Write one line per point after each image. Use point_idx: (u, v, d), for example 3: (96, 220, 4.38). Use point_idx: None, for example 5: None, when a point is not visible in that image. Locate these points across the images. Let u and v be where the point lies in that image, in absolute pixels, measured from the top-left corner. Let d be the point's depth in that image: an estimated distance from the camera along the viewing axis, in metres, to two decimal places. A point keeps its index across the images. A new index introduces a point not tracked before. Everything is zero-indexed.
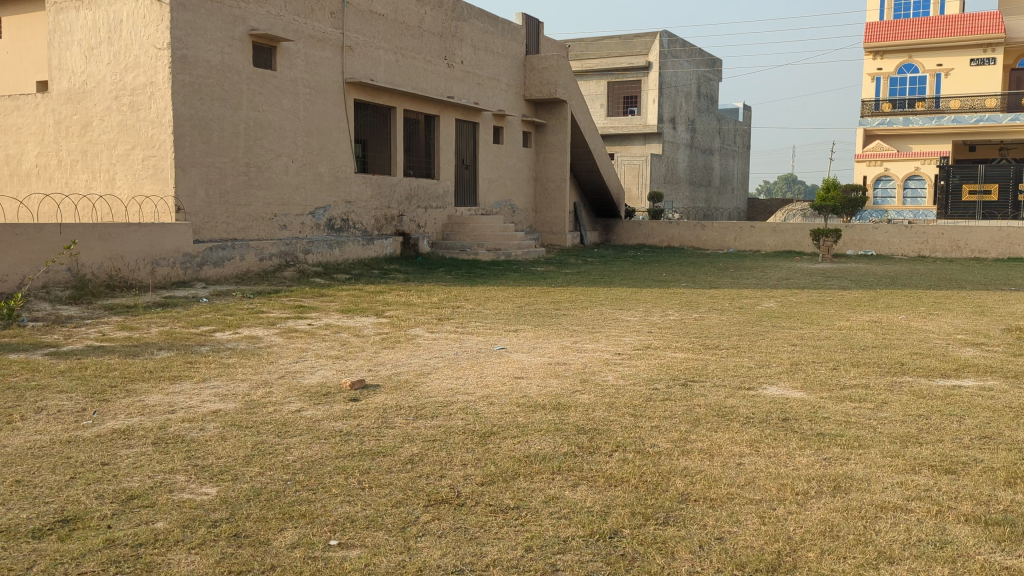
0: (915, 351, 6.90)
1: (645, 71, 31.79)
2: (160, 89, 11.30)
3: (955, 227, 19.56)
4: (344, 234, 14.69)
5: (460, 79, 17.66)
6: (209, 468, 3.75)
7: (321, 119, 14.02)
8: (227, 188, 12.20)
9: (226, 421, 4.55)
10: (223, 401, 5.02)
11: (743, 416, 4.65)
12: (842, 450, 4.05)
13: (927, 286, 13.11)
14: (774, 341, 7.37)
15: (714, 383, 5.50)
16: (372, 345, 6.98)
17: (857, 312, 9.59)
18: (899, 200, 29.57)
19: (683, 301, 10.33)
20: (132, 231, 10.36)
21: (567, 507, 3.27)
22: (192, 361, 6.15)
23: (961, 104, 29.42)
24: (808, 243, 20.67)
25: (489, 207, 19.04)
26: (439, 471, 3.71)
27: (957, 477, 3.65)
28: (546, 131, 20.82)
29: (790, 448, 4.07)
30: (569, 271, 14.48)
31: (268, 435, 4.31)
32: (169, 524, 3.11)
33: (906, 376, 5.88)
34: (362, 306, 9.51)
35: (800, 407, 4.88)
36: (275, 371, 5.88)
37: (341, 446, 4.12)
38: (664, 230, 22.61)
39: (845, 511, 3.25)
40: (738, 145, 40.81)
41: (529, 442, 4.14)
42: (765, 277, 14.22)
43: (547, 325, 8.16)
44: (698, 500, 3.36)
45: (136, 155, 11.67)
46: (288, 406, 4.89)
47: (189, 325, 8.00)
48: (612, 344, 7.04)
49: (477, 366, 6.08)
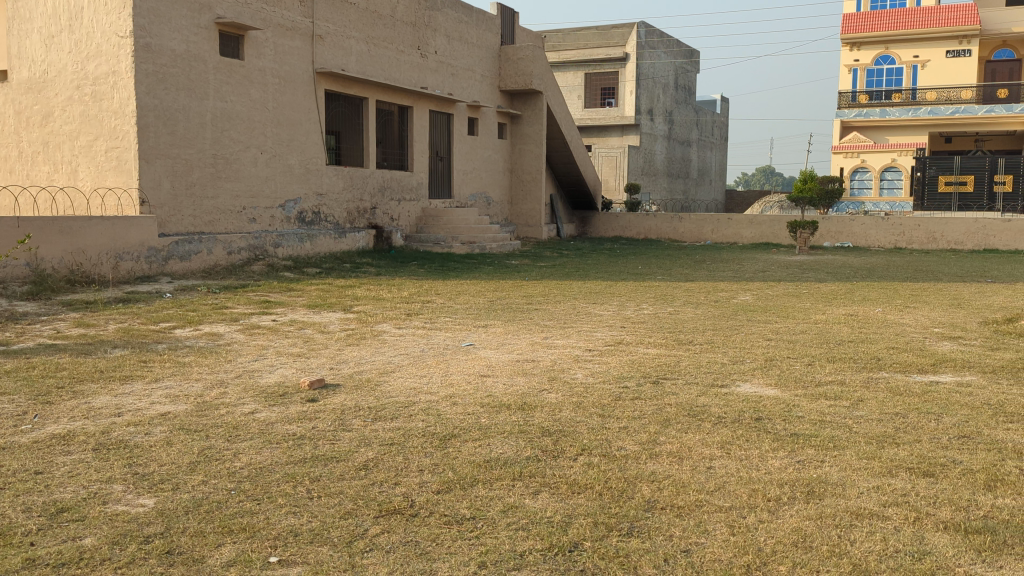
0: (891, 345, 6.79)
1: (623, 63, 31.64)
2: (122, 78, 10.96)
3: (931, 219, 19.59)
4: (315, 227, 14.42)
5: (434, 70, 17.40)
6: (149, 477, 3.53)
7: (290, 109, 13.73)
8: (193, 180, 11.89)
9: (175, 425, 4.33)
10: (174, 403, 4.78)
11: (714, 416, 4.50)
12: (816, 451, 3.90)
13: (903, 278, 13.09)
14: (749, 336, 7.23)
15: (686, 380, 5.35)
16: (336, 342, 6.76)
17: (833, 305, 9.50)
18: (876, 191, 29.60)
19: (658, 295, 10.18)
20: (93, 224, 10.04)
21: (527, 517, 3.09)
22: (146, 360, 5.90)
23: (937, 95, 29.58)
24: (785, 235, 20.66)
25: (464, 199, 18.81)
26: (394, 478, 3.51)
27: (935, 480, 3.51)
28: (521, 122, 20.60)
29: (761, 450, 3.92)
30: (544, 264, 14.30)
31: (216, 440, 4.09)
32: (99, 540, 2.90)
33: (882, 371, 5.75)
34: (330, 301, 9.28)
35: (774, 406, 4.73)
36: (232, 370, 5.64)
37: (293, 451, 3.91)
38: (641, 223, 22.49)
39: (819, 519, 3.10)
40: (716, 137, 40.79)
41: (491, 445, 3.95)
42: (742, 269, 14.11)
43: (518, 320, 7.98)
44: (665, 508, 3.19)
45: (98, 146, 11.34)
46: (242, 408, 4.66)
47: (149, 322, 7.73)
48: (583, 340, 6.87)
49: (442, 363, 5.89)
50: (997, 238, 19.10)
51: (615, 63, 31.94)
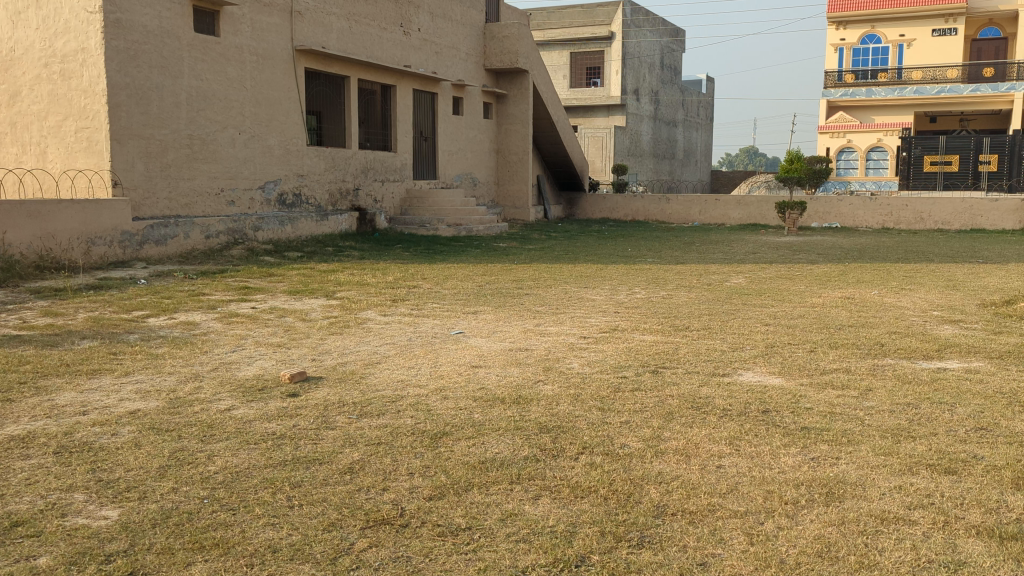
0: (893, 329, 6.58)
1: (608, 42, 31.26)
2: (92, 56, 10.54)
3: (919, 198, 19.45)
4: (296, 210, 14.08)
5: (417, 47, 16.99)
6: (114, 485, 3.26)
7: (269, 89, 13.33)
8: (168, 161, 11.51)
9: (144, 424, 4.04)
10: (145, 399, 4.49)
11: (719, 408, 4.26)
12: (830, 447, 3.66)
13: (896, 259, 12.91)
14: (746, 320, 7.02)
15: (686, 369, 5.12)
16: (318, 331, 6.46)
17: (828, 288, 9.29)
18: (862, 170, 29.70)
19: (650, 278, 9.94)
20: (64, 208, 9.67)
21: (527, 527, 2.84)
22: (116, 352, 5.59)
23: (923, 74, 29.34)
24: (773, 216, 20.51)
25: (448, 179, 18.46)
26: (381, 483, 3.25)
27: (960, 479, 3.27)
28: (506, 102, 20.23)
29: (773, 445, 3.68)
30: (531, 247, 14.03)
31: (189, 441, 3.80)
32: (54, 559, 2.62)
33: (887, 358, 5.53)
34: (312, 287, 8.98)
35: (781, 396, 4.50)
36: (207, 362, 5.35)
37: (271, 454, 3.63)
38: (628, 204, 22.24)
39: (842, 524, 2.86)
40: (701, 117, 40.55)
41: (486, 444, 3.70)
42: (732, 251, 13.90)
43: (507, 305, 7.71)
44: (676, 514, 2.94)
45: (69, 126, 10.92)
46: (218, 405, 4.37)
47: (121, 310, 7.41)
48: (576, 327, 6.61)
49: (431, 353, 5.61)
50: (983, 218, 19.03)
51: (601, 42, 31.55)
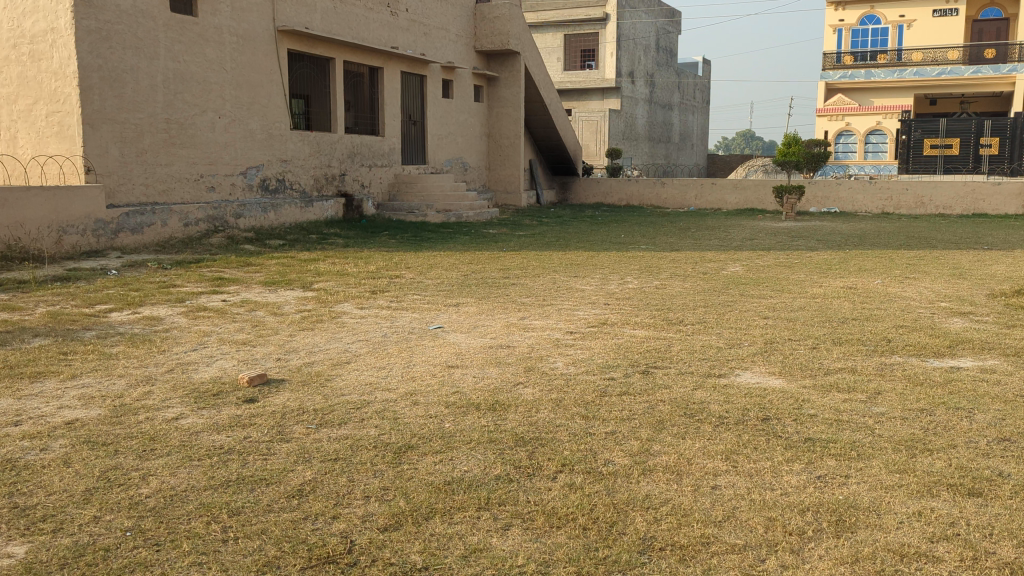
0: (900, 323, 6.19)
1: (603, 23, 30.71)
2: (62, 36, 10.09)
3: (919, 182, 19.05)
4: (279, 196, 13.65)
5: (405, 29, 16.51)
6: (29, 514, 2.87)
7: (250, 71, 12.86)
8: (145, 146, 11.06)
9: (79, 437, 3.64)
10: (86, 407, 4.09)
11: (715, 416, 3.88)
12: (839, 463, 3.29)
13: (898, 246, 12.56)
14: (743, 313, 6.65)
15: (679, 369, 4.74)
16: (288, 326, 6.07)
17: (828, 277, 8.89)
18: (860, 154, 29.26)
19: (643, 267, 9.54)
20: (33, 195, 9.23)
21: (493, 567, 2.47)
22: (66, 352, 5.17)
23: (923, 56, 28.98)
24: (770, 200, 20.14)
25: (438, 164, 18.01)
26: (332, 510, 2.87)
27: (987, 503, 2.91)
28: (498, 85, 19.76)
29: (775, 461, 3.30)
30: (522, 233, 13.65)
31: (125, 457, 3.41)
32: None
33: (895, 356, 5.14)
34: (289, 277, 8.57)
35: (781, 401, 4.13)
36: (163, 364, 4.95)
37: (214, 472, 3.24)
38: (622, 189, 21.80)
39: (855, 562, 2.49)
40: (698, 100, 40.02)
41: (455, 460, 3.32)
42: (729, 237, 13.48)
43: (491, 297, 7.31)
44: (665, 550, 2.57)
45: (39, 110, 10.47)
46: (165, 413, 3.98)
47: (83, 304, 6.99)
48: (563, 320, 6.23)
49: (405, 352, 5.22)
50: (985, 202, 18.64)
51: (595, 23, 30.97)
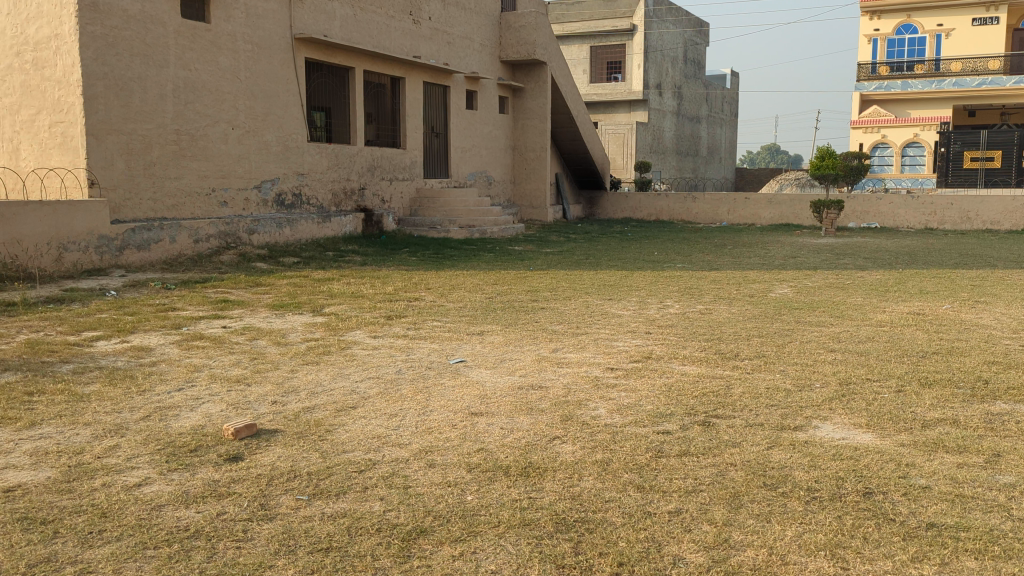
0: (990, 359, 5.37)
1: (630, 34, 30.03)
2: (66, 42, 9.52)
3: (965, 197, 18.10)
4: (296, 211, 13.03)
5: (427, 37, 15.89)
6: None
7: (265, 80, 12.26)
8: (153, 159, 10.46)
9: (14, 513, 2.92)
10: (34, 468, 3.38)
11: (803, 487, 3.11)
12: (983, 565, 2.52)
13: (954, 265, 11.63)
14: (806, 344, 5.87)
15: (745, 421, 3.96)
16: (290, 360, 5.35)
17: (889, 300, 8.09)
18: (897, 166, 28.48)
19: (683, 288, 8.78)
20: (31, 210, 8.63)
21: None
22: (32, 393, 4.48)
23: (962, 66, 28.03)
24: (807, 215, 19.25)
25: (461, 177, 17.34)
26: None
27: None
28: (523, 96, 19.10)
29: (897, 561, 2.55)
30: (549, 249, 12.97)
31: (63, 544, 2.70)
32: None
33: (1000, 403, 4.34)
34: (298, 300, 7.91)
35: (882, 466, 3.35)
36: (139, 408, 4.23)
37: (169, 570, 2.53)
38: (651, 203, 21.05)
39: None
40: (726, 112, 39.17)
41: (478, 554, 2.58)
42: (771, 255, 12.64)
43: (520, 324, 6.56)
44: None
45: (42, 120, 9.91)
46: (126, 478, 3.26)
47: (69, 331, 6.32)
48: (602, 353, 5.49)
49: (420, 395, 4.47)
50: None
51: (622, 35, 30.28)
